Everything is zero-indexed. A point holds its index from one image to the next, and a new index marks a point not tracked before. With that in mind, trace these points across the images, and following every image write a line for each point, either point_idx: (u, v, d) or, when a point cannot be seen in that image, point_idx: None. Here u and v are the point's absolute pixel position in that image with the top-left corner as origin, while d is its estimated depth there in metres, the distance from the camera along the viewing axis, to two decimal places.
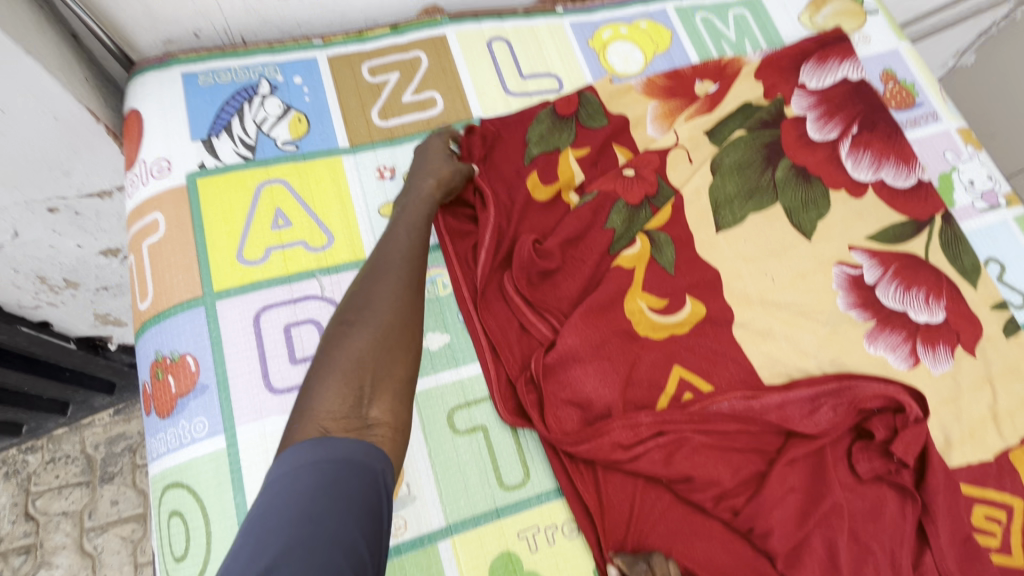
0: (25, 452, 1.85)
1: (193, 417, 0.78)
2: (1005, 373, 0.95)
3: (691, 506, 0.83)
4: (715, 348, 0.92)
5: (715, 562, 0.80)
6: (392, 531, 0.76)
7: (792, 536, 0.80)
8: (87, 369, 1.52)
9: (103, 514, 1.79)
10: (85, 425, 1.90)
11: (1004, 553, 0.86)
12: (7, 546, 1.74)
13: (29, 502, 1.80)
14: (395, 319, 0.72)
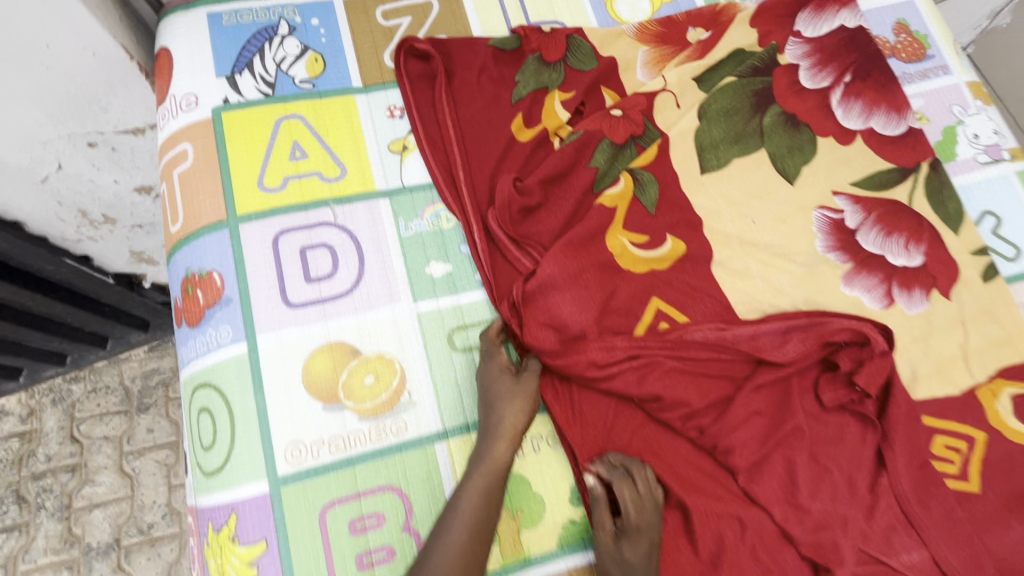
0: (70, 381, 2.03)
1: (219, 326, 0.89)
2: (978, 316, 1.01)
3: (662, 426, 0.92)
4: (693, 284, 0.97)
5: (682, 475, 0.90)
6: (394, 431, 0.85)
7: (754, 453, 0.89)
8: (124, 306, 1.67)
9: (140, 440, 1.98)
10: (123, 359, 2.07)
11: (963, 479, 0.91)
12: (55, 464, 1.94)
13: (74, 426, 1.99)
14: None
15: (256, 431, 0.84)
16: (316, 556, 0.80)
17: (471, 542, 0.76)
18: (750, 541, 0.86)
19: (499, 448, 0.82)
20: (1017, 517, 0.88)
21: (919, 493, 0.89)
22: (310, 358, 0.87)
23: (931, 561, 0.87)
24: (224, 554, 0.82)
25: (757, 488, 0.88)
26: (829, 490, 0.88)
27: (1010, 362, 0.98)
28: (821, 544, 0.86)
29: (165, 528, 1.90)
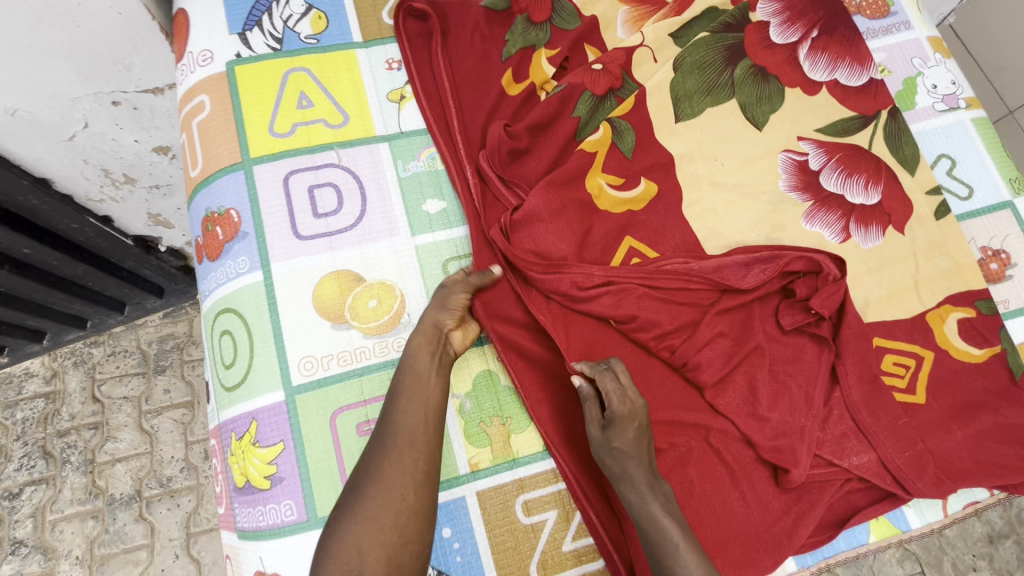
0: (91, 345, 2.13)
1: (237, 257, 0.98)
2: (929, 249, 1.09)
3: (637, 347, 1.01)
4: (666, 221, 1.07)
5: (654, 391, 0.99)
6: (396, 347, 0.95)
7: (719, 370, 0.98)
8: (141, 270, 1.80)
9: (158, 400, 2.08)
10: (140, 324, 2.16)
11: (910, 393, 1.01)
12: (79, 422, 2.05)
13: (95, 387, 2.09)
14: (391, 489, 0.79)
15: (273, 348, 0.94)
16: (328, 455, 0.90)
17: (415, 413, 0.85)
18: (716, 444, 0.96)
19: (421, 338, 0.91)
20: (957, 423, 0.99)
21: (870, 406, 0.98)
22: (319, 283, 0.96)
23: (879, 463, 0.96)
24: (247, 456, 0.93)
25: (722, 400, 0.98)
26: (787, 402, 0.98)
27: (956, 290, 1.08)
28: (779, 451, 0.96)
29: (184, 481, 1.99)
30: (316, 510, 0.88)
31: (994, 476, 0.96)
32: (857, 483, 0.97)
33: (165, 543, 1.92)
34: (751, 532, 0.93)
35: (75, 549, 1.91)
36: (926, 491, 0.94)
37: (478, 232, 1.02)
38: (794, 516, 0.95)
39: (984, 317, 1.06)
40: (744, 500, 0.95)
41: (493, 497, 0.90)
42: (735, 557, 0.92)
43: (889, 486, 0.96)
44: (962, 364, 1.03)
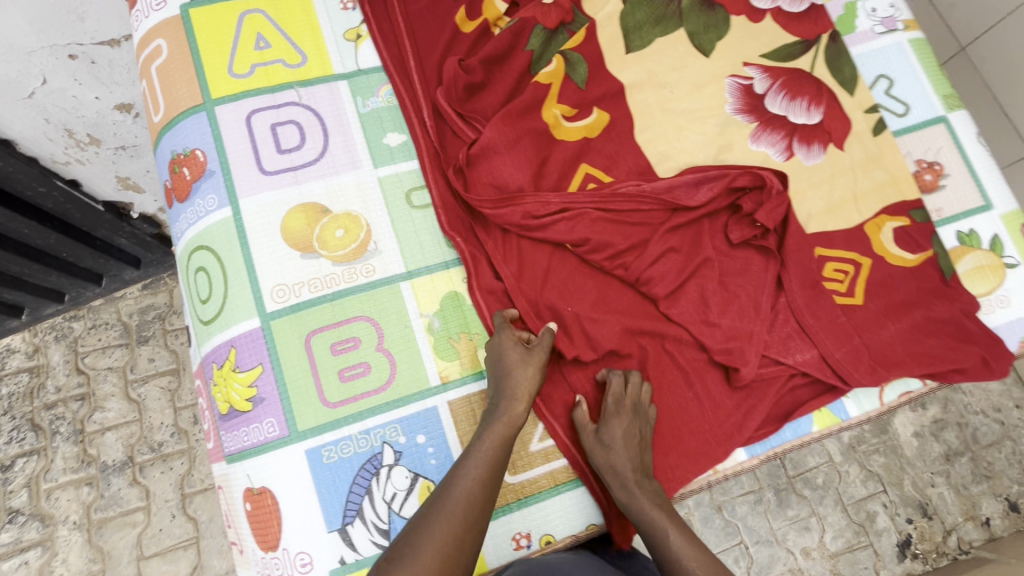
0: (71, 319, 2.13)
1: (206, 196, 1.01)
2: (866, 163, 1.16)
3: (593, 267, 1.05)
4: (619, 146, 1.11)
5: (612, 305, 1.04)
6: (365, 273, 0.99)
7: (672, 283, 1.04)
8: (116, 240, 1.81)
9: (143, 368, 2.10)
10: (119, 297, 2.17)
11: (849, 296, 1.08)
12: (65, 394, 2.07)
13: (79, 359, 2.10)
14: (440, 557, 0.78)
15: (246, 279, 0.98)
16: (306, 374, 0.95)
17: (484, 482, 0.85)
18: (670, 350, 1.03)
19: (517, 407, 0.90)
20: (891, 320, 1.07)
21: (813, 308, 1.06)
22: (287, 215, 1.00)
23: (820, 359, 1.04)
24: (229, 382, 0.98)
25: (676, 310, 1.03)
26: (737, 308, 1.04)
27: (893, 201, 1.15)
28: (730, 353, 1.01)
29: (175, 445, 2.03)
30: (296, 425, 0.93)
31: (925, 365, 1.04)
32: (801, 379, 1.05)
33: (161, 504, 1.96)
34: (703, 428, 1.01)
35: (72, 515, 1.94)
36: (862, 380, 1.03)
37: (437, 172, 1.05)
38: (745, 411, 1.02)
39: (918, 225, 1.13)
40: (696, 399, 1.02)
41: (463, 406, 0.97)
42: (685, 451, 1.00)
43: (830, 378, 1.04)
44: (898, 268, 1.11)
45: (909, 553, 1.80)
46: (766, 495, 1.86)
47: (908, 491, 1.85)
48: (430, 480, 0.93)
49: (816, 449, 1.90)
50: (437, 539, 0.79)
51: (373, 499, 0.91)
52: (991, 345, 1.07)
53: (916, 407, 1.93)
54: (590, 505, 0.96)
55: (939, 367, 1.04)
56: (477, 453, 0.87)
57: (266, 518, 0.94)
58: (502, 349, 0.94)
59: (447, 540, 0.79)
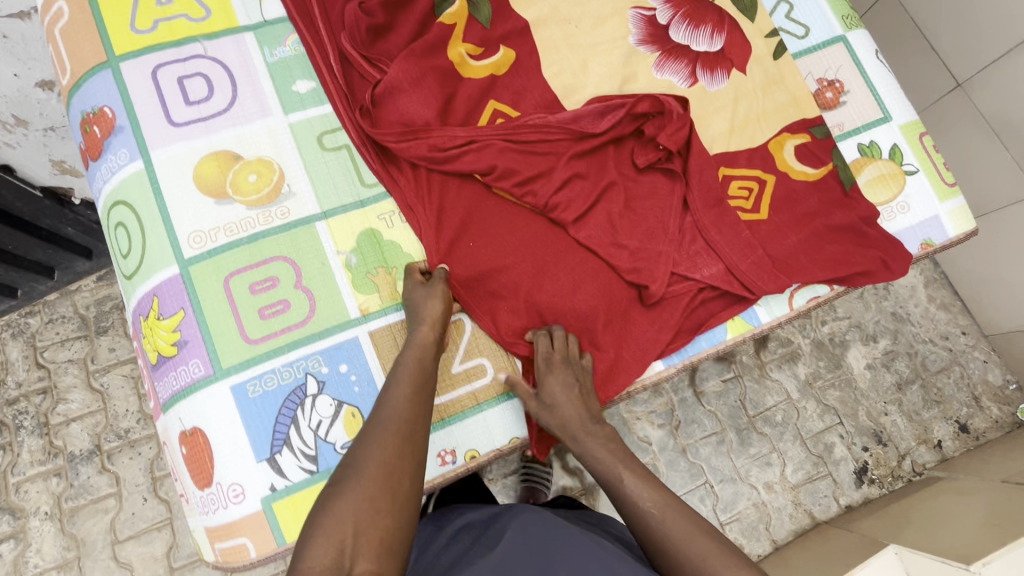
0: (26, 315, 2.00)
1: (117, 151, 1.03)
2: (767, 85, 1.21)
3: (503, 198, 1.08)
4: (526, 81, 1.14)
5: (523, 233, 1.07)
6: (280, 214, 1.02)
7: (581, 208, 1.07)
8: (60, 231, 1.80)
9: (104, 358, 1.98)
10: (74, 290, 2.04)
11: (754, 212, 1.13)
12: (26, 389, 1.95)
13: (38, 354, 1.98)
14: (385, 469, 0.78)
15: (162, 228, 1.00)
16: (227, 314, 0.97)
17: (413, 403, 0.87)
18: (584, 271, 1.06)
19: (423, 332, 0.94)
20: (793, 231, 1.12)
21: (720, 223, 1.09)
22: (199, 164, 1.02)
23: (726, 272, 1.08)
24: (155, 331, 1.00)
25: (585, 232, 1.07)
26: (645, 230, 1.09)
27: (794, 119, 1.19)
28: (639, 271, 1.06)
29: (141, 431, 1.93)
30: (221, 362, 0.96)
31: (827, 270, 1.10)
32: (712, 292, 1.09)
33: (132, 488, 1.87)
34: (619, 346, 1.05)
35: (43, 506, 1.84)
36: (766, 289, 1.07)
37: (347, 114, 1.08)
38: (658, 326, 1.06)
39: (818, 141, 1.18)
40: (612, 318, 1.06)
41: (383, 336, 1.00)
42: (605, 369, 1.05)
43: (736, 290, 1.08)
44: (800, 183, 1.16)
45: (867, 479, 1.82)
46: (728, 436, 1.81)
47: (863, 421, 1.85)
48: (355, 406, 0.96)
49: (774, 387, 1.87)
50: (378, 453, 0.79)
51: (300, 428, 0.95)
52: (890, 247, 1.12)
53: (867, 340, 1.91)
54: (512, 420, 1.01)
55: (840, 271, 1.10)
56: (397, 379, 0.89)
57: (200, 457, 0.96)
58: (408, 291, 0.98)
59: (387, 454, 0.79)
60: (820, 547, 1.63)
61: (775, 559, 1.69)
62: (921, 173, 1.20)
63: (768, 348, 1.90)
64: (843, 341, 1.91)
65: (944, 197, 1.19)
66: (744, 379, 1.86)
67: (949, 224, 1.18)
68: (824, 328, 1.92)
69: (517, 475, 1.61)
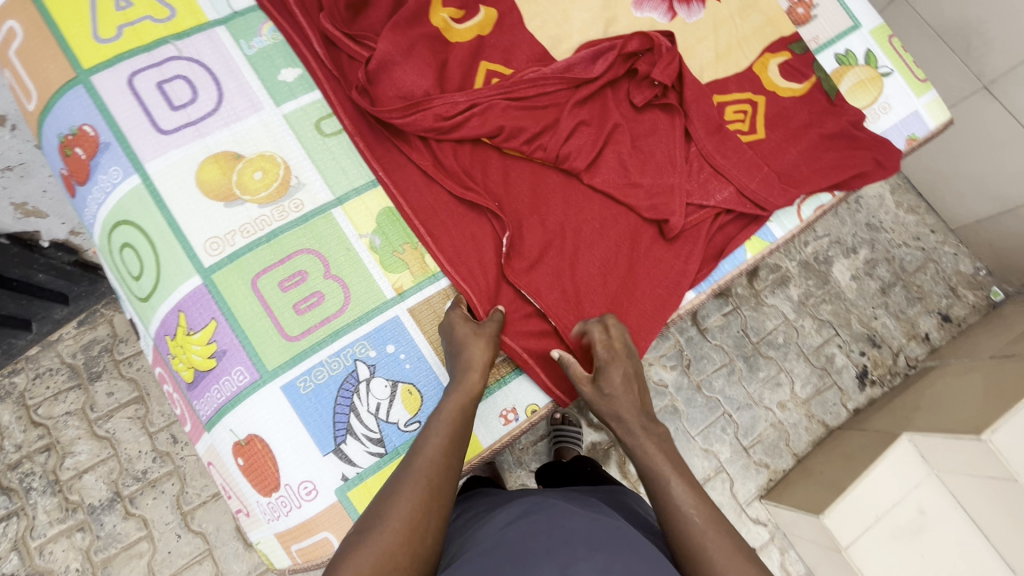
0: (10, 374, 1.81)
1: (109, 168, 0.98)
2: (743, 10, 1.24)
3: (514, 157, 1.09)
4: (511, 39, 1.14)
5: (541, 190, 1.08)
6: (295, 207, 1.00)
7: (590, 154, 1.08)
8: (33, 280, 1.67)
9: (104, 405, 1.81)
10: (56, 340, 1.85)
11: (752, 132, 1.16)
12: (27, 451, 1.76)
13: (32, 413, 1.79)
14: (409, 520, 0.74)
15: (174, 239, 0.96)
16: (261, 314, 0.95)
17: (447, 452, 0.84)
18: (605, 217, 1.08)
19: (472, 377, 0.90)
20: (792, 144, 1.16)
21: (724, 149, 1.12)
22: (199, 169, 0.98)
23: (737, 194, 1.11)
24: (186, 347, 0.97)
25: (598, 176, 1.08)
26: (654, 167, 1.10)
27: (773, 39, 1.23)
28: (657, 209, 1.07)
29: (160, 469, 1.77)
30: (265, 364, 0.94)
31: (829, 176, 1.13)
32: (726, 216, 1.13)
33: (163, 528, 1.72)
34: (652, 284, 1.07)
35: (73, 564, 1.68)
36: (778, 203, 1.10)
37: (343, 96, 1.06)
38: (684, 258, 1.09)
39: (798, 56, 1.22)
40: (642, 260, 1.08)
41: (423, 309, 1.00)
42: (646, 311, 1.06)
43: (749, 209, 1.12)
44: (789, 99, 1.19)
45: (868, 381, 1.90)
46: (737, 365, 1.87)
47: (857, 328, 1.93)
48: (410, 383, 0.97)
49: (772, 312, 1.92)
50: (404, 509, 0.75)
51: (359, 413, 0.95)
52: (881, 147, 1.16)
53: (848, 253, 1.98)
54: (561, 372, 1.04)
55: (843, 174, 1.13)
56: (431, 430, 0.86)
57: (261, 462, 0.94)
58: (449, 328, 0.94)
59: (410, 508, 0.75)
60: (840, 452, 1.71)
61: (800, 470, 1.77)
62: (896, 73, 1.26)
63: (759, 277, 1.95)
64: (827, 258, 1.97)
65: (919, 92, 1.25)
66: (742, 310, 1.91)
67: (928, 117, 1.24)
68: (807, 249, 1.98)
69: (547, 440, 1.62)
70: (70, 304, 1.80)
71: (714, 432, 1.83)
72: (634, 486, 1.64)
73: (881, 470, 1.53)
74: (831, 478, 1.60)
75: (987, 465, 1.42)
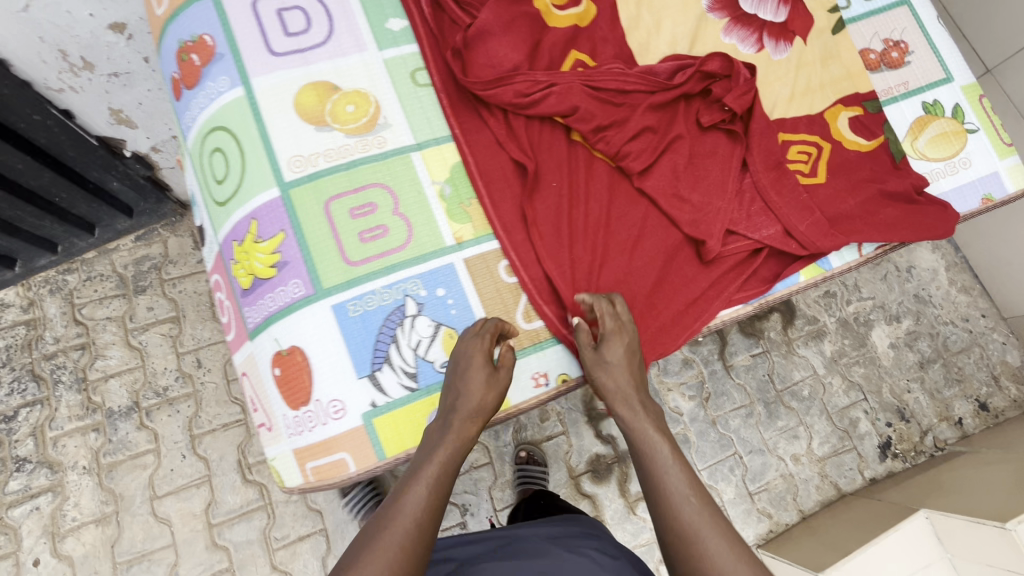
0: (65, 272, 1.91)
1: (218, 78, 1.05)
2: (825, 59, 1.25)
3: (578, 145, 1.11)
4: (608, 33, 1.18)
5: (590, 182, 1.09)
6: (378, 144, 1.05)
7: (648, 158, 1.10)
8: (106, 186, 1.78)
9: (143, 317, 1.89)
10: (112, 249, 1.94)
11: (812, 175, 1.16)
12: (63, 346, 1.85)
13: (76, 311, 1.88)
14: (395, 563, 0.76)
15: (262, 150, 1.02)
16: (327, 234, 1.00)
17: (434, 495, 0.85)
18: (651, 220, 1.09)
19: (467, 425, 0.91)
20: (851, 194, 1.15)
21: (779, 181, 1.13)
22: (298, 93, 1.04)
23: (783, 233, 1.11)
24: (251, 254, 1.02)
25: (649, 179, 1.09)
26: (705, 187, 1.11)
27: (847, 93, 1.23)
28: (698, 225, 1.08)
29: (180, 389, 1.83)
30: (321, 282, 0.98)
31: (885, 233, 1.12)
32: (767, 252, 1.12)
33: (171, 445, 1.78)
34: (677, 299, 1.07)
35: (81, 461, 1.75)
36: (824, 247, 1.10)
37: (437, 55, 1.11)
38: (713, 282, 1.09)
39: (870, 114, 1.22)
40: (672, 274, 1.09)
41: (478, 262, 1.03)
42: (662, 325, 1.06)
43: (792, 249, 1.11)
44: (854, 153, 1.19)
45: (890, 453, 1.84)
46: (756, 409, 1.84)
47: (887, 398, 1.87)
48: (452, 328, 1.00)
49: (802, 363, 1.89)
50: (389, 551, 0.77)
51: (400, 346, 0.98)
52: (939, 211, 1.15)
53: (891, 320, 1.93)
54: (566, 360, 1.05)
55: (902, 231, 1.12)
56: (422, 469, 0.87)
57: (296, 375, 0.98)
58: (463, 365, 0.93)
59: (395, 550, 0.77)
60: (847, 517, 1.66)
61: (802, 527, 1.72)
62: (982, 131, 1.25)
63: (795, 325, 1.92)
64: (868, 321, 1.93)
65: (1002, 155, 1.24)
66: (772, 354, 1.88)
67: (1008, 181, 1.23)
68: (849, 308, 1.94)
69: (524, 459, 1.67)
70: (133, 218, 1.91)
71: (721, 471, 1.79)
72: (632, 507, 1.68)
73: (890, 540, 1.48)
74: (835, 539, 1.56)
75: (1002, 557, 1.35)
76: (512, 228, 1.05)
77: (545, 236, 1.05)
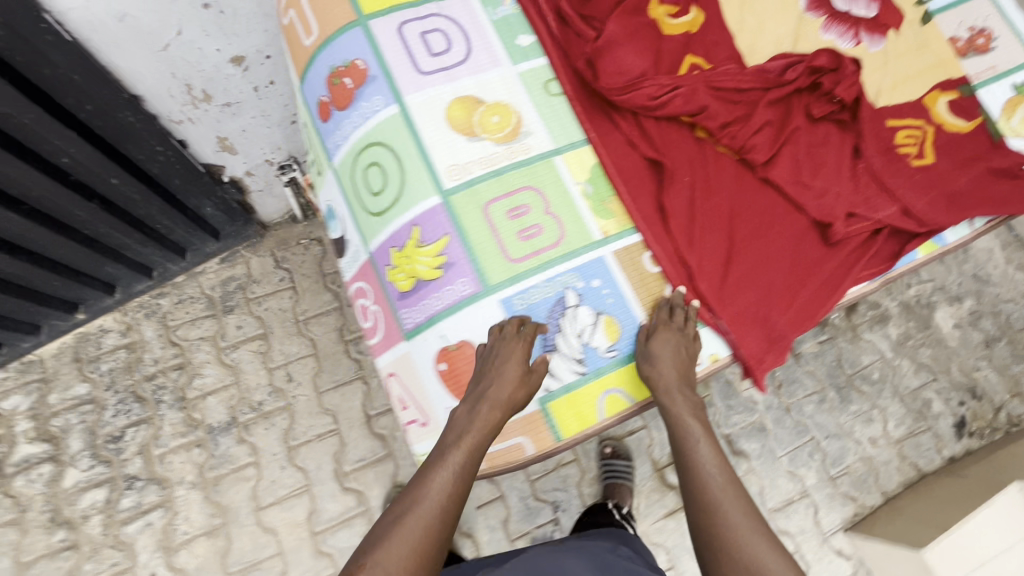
0: (156, 295, 1.91)
1: (372, 98, 1.14)
2: (918, 48, 1.33)
3: (703, 141, 1.19)
4: (716, 37, 1.26)
5: (718, 175, 1.17)
6: (523, 151, 1.13)
7: (770, 150, 1.18)
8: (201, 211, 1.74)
9: (233, 335, 1.90)
10: (200, 271, 1.94)
11: (921, 157, 1.23)
12: (161, 367, 1.86)
13: (171, 332, 1.88)
14: (428, 527, 0.89)
15: (420, 161, 1.10)
16: (488, 235, 1.08)
17: (466, 469, 0.95)
18: (778, 207, 1.17)
19: (494, 411, 0.97)
20: (961, 173, 1.22)
21: (891, 164, 1.20)
22: (448, 107, 1.13)
23: (901, 212, 1.18)
24: (414, 258, 1.09)
25: (774, 169, 1.17)
26: (825, 174, 1.18)
27: (942, 79, 1.31)
28: (824, 209, 1.15)
29: (274, 402, 1.84)
30: (486, 279, 1.06)
31: (998, 206, 1.19)
32: (887, 231, 1.19)
33: (271, 458, 1.79)
34: (811, 279, 1.14)
35: (189, 477, 1.76)
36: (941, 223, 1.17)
37: (567, 67, 1.20)
38: (840, 262, 1.16)
39: (966, 97, 1.29)
40: (803, 255, 1.16)
41: (626, 255, 1.10)
42: (800, 304, 1.13)
43: (911, 227, 1.18)
44: (955, 135, 1.26)
45: (966, 432, 1.88)
46: (829, 394, 1.87)
47: (957, 377, 1.91)
48: (609, 315, 1.08)
49: (868, 347, 1.92)
50: (427, 516, 0.90)
51: (566, 335, 1.05)
52: None
53: (953, 301, 1.97)
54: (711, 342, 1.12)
55: (1012, 204, 1.19)
56: (455, 447, 0.96)
57: (463, 370, 1.06)
58: (496, 355, 1.00)
59: (429, 518, 0.90)
60: (934, 495, 1.69)
61: (888, 510, 1.74)
62: None
63: (857, 311, 1.95)
64: (930, 303, 1.97)
65: None
66: (838, 341, 1.92)
67: None
68: (909, 292, 1.97)
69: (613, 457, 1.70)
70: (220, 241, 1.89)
71: (801, 456, 1.81)
72: None
73: (989, 512, 1.52)
74: (930, 515, 1.59)
75: None
76: (654, 221, 1.12)
77: (684, 227, 1.12)
